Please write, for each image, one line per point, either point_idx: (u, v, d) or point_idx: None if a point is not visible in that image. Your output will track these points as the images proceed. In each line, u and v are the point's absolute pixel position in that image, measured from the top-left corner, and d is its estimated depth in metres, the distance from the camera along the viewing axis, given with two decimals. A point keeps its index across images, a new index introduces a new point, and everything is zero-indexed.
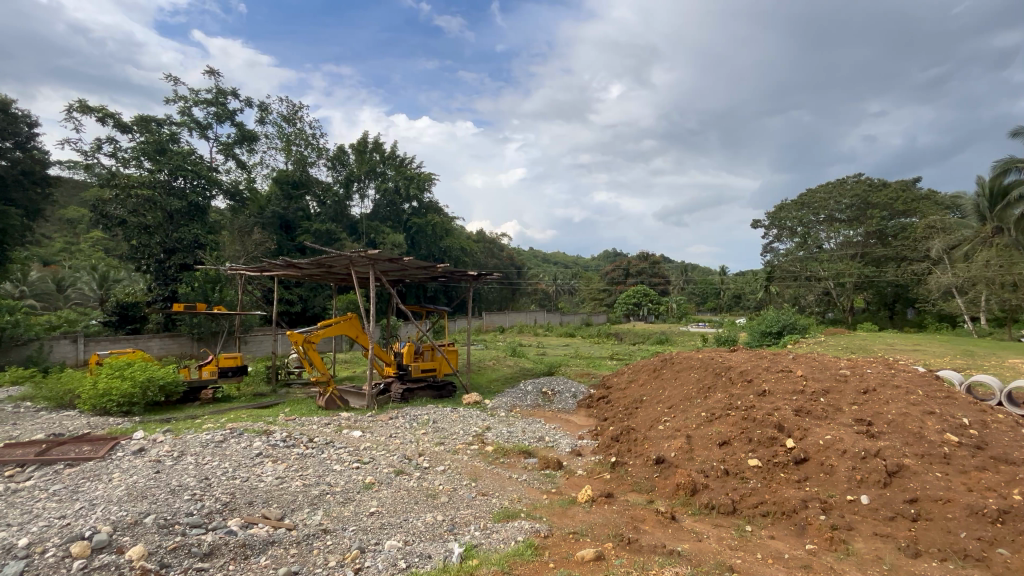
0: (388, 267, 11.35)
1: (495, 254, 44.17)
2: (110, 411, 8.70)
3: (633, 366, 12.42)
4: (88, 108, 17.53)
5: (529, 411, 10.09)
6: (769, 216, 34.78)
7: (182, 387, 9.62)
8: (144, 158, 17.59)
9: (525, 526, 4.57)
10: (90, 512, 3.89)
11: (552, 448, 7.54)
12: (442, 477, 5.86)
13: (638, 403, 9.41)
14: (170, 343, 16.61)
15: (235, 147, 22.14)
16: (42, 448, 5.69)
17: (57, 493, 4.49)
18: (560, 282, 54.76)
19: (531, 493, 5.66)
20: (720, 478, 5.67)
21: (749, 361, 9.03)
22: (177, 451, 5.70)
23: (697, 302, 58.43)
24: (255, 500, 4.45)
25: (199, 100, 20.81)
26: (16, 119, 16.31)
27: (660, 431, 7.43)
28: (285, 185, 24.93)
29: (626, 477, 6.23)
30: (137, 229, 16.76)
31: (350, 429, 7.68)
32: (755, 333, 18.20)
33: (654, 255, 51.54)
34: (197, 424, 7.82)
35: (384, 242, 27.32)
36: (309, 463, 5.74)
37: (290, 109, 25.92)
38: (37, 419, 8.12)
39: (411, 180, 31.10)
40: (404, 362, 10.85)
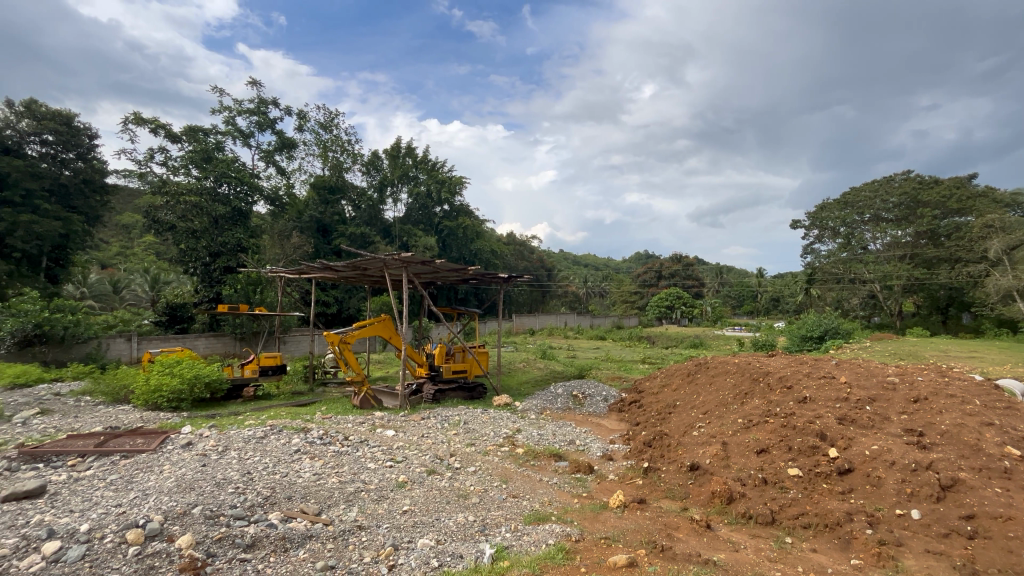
0: (420, 270, 11.54)
1: (526, 256, 44.20)
2: (161, 406, 9.18)
3: (667, 370, 12.16)
4: (142, 120, 18.60)
5: (559, 414, 10.05)
6: (809, 216, 33.58)
7: (225, 384, 10.07)
8: (192, 166, 18.51)
9: (556, 530, 4.55)
10: (143, 502, 4.12)
11: (582, 452, 7.49)
12: (474, 478, 5.92)
13: (671, 408, 9.22)
14: (215, 343, 17.38)
15: (276, 154, 22.98)
16: (101, 440, 6.06)
17: (114, 482, 4.78)
18: (590, 285, 54.30)
19: (562, 497, 5.63)
20: (759, 487, 5.49)
21: (788, 366, 8.71)
22: (222, 445, 5.97)
23: (732, 305, 56.80)
24: (294, 495, 4.60)
25: (242, 110, 21.73)
26: (78, 131, 17.48)
27: (694, 437, 7.26)
28: (322, 190, 25.66)
29: (659, 483, 6.12)
30: (185, 233, 17.62)
31: (384, 428, 7.82)
32: (795, 338, 17.51)
33: (688, 257, 50.44)
34: (239, 421, 8.17)
35: (416, 245, 27.83)
36: (345, 461, 5.90)
37: (327, 117, 26.69)
38: (96, 413, 8.67)
39: (442, 184, 31.53)
40: (436, 363, 10.99)
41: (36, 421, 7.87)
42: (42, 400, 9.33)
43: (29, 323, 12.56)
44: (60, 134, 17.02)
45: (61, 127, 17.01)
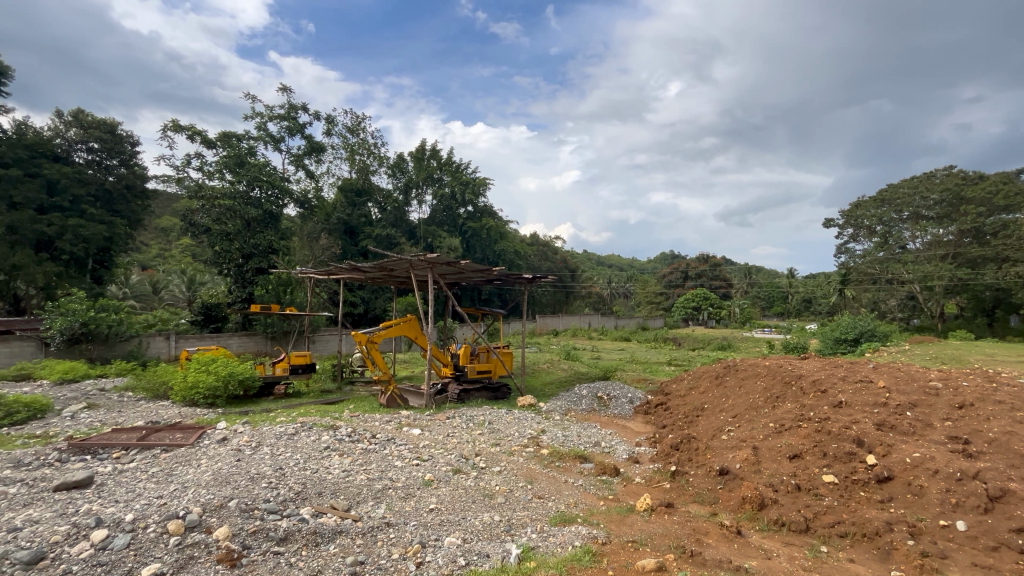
0: (445, 271, 11.64)
1: (549, 257, 44.04)
2: (197, 402, 9.53)
3: (693, 373, 11.95)
4: (180, 127, 19.33)
5: (584, 416, 9.98)
6: (843, 214, 32.48)
7: (258, 381, 10.37)
8: (226, 171, 19.14)
9: (583, 532, 4.52)
10: (183, 494, 4.28)
11: (608, 454, 7.42)
12: (499, 478, 5.94)
13: (699, 411, 9.04)
14: (247, 342, 17.93)
15: (305, 158, 23.55)
16: (143, 434, 6.32)
17: (155, 475, 4.98)
18: (614, 286, 53.78)
19: (588, 498, 5.59)
20: (792, 494, 5.33)
21: (822, 370, 8.43)
22: (255, 441, 6.15)
23: (761, 306, 55.31)
24: (324, 491, 4.71)
25: (273, 115, 22.36)
26: (121, 139, 18.31)
27: (723, 440, 7.10)
28: (349, 192, 26.15)
29: (687, 487, 6.01)
30: (219, 236, 18.23)
31: (410, 427, 7.93)
32: (828, 340, 16.95)
33: (715, 257, 49.41)
34: (271, 417, 8.40)
35: (440, 246, 28.11)
36: (372, 458, 6.01)
37: (354, 121, 27.20)
38: (138, 408, 9.06)
39: (466, 185, 31.74)
40: (461, 363, 11.07)
41: (83, 415, 8.26)
42: (89, 395, 9.81)
43: (76, 321, 13.28)
44: (104, 141, 17.88)
45: (105, 135, 17.88)
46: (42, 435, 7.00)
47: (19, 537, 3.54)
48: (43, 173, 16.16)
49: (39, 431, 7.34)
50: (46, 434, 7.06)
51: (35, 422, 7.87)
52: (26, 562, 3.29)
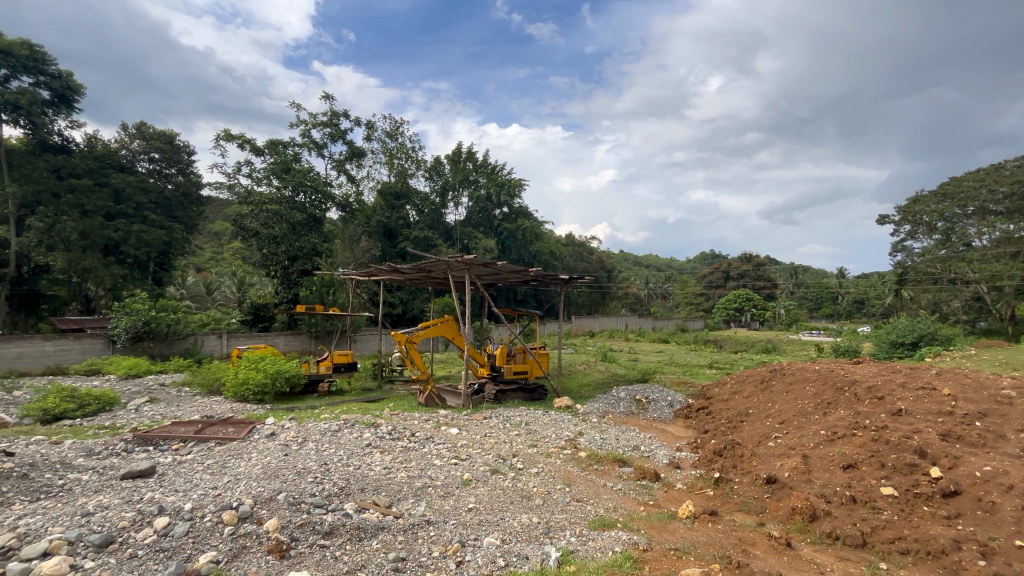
0: (482, 272, 11.73)
1: (585, 257, 43.59)
2: (248, 398, 10.00)
3: (737, 376, 11.53)
4: (231, 136, 20.34)
5: (622, 419, 9.80)
6: (900, 210, 30.60)
7: (303, 379, 10.76)
8: (273, 176, 19.98)
9: (623, 537, 4.44)
10: (235, 486, 4.48)
11: (647, 458, 7.27)
12: (537, 480, 5.91)
13: (743, 416, 8.72)
14: (293, 341, 18.68)
15: (346, 163, 24.28)
16: (199, 428, 6.70)
17: (210, 466, 5.25)
18: (652, 286, 52.75)
19: (627, 503, 5.49)
20: (846, 506, 5.05)
21: (879, 375, 7.95)
22: (301, 437, 6.38)
23: (809, 308, 52.89)
24: (366, 487, 4.82)
25: (317, 123, 23.18)
26: (178, 149, 19.51)
27: (770, 447, 6.82)
28: (388, 196, 26.78)
29: (731, 495, 5.80)
30: (267, 239, 19.06)
31: (448, 426, 8.04)
32: (883, 344, 16.00)
33: (759, 257, 47.60)
34: (316, 414, 8.72)
35: (476, 248, 28.39)
36: (412, 456, 6.11)
37: (392, 126, 27.83)
38: (194, 403, 9.59)
39: (502, 187, 31.86)
40: (498, 363, 11.11)
41: (146, 408, 8.82)
42: (150, 390, 10.46)
43: (139, 321, 14.23)
44: (164, 152, 19.12)
45: (164, 146, 19.14)
46: (110, 427, 7.53)
47: (92, 521, 3.81)
48: (110, 182, 17.32)
49: (108, 422, 7.90)
50: (114, 426, 7.58)
51: (104, 414, 8.47)
52: (98, 545, 3.54)
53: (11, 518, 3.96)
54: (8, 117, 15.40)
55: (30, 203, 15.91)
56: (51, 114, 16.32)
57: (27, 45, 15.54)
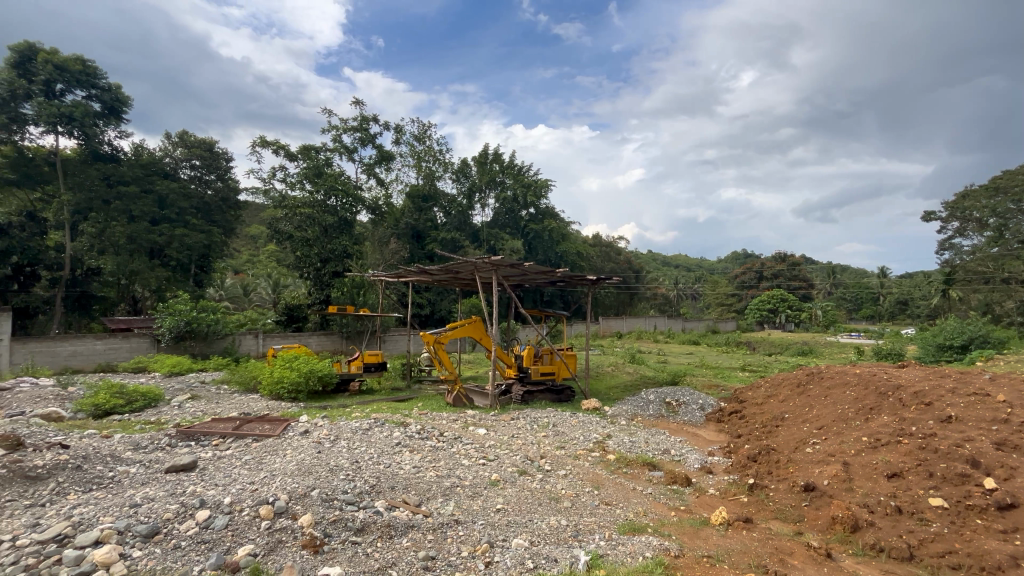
0: (509, 273, 11.74)
1: (613, 257, 43.09)
2: (283, 396, 10.31)
3: (772, 379, 11.16)
4: (266, 143, 21.02)
5: (651, 422, 9.63)
6: (947, 206, 29.14)
7: (335, 378, 11.01)
8: (306, 181, 20.56)
9: (653, 543, 4.36)
10: (272, 482, 4.63)
11: (678, 462, 7.12)
12: (565, 482, 5.87)
13: (779, 420, 8.45)
14: (325, 340, 19.17)
15: (376, 167, 24.75)
16: (237, 424, 6.94)
17: (248, 462, 5.44)
18: (682, 287, 51.72)
19: (658, 508, 5.38)
20: (891, 517, 4.81)
21: (926, 379, 7.57)
22: (333, 434, 6.53)
23: (848, 309, 50.78)
24: (396, 486, 4.89)
25: (347, 128, 23.72)
26: (217, 156, 20.31)
27: (808, 454, 6.58)
28: (417, 198, 27.16)
29: (767, 502, 5.60)
30: (300, 241, 19.62)
31: (476, 427, 8.08)
32: (929, 347, 15.21)
33: (794, 256, 46.02)
34: (347, 412, 8.91)
35: (503, 249, 28.49)
36: (441, 455, 6.18)
37: (420, 129, 28.20)
38: (232, 400, 9.95)
39: (528, 188, 31.84)
40: (525, 364, 11.09)
41: (188, 405, 9.21)
42: (192, 387, 10.90)
43: (181, 321, 14.87)
44: (204, 159, 19.95)
45: (205, 153, 19.99)
46: (156, 422, 7.88)
47: (139, 513, 3.98)
48: (156, 189, 18.17)
49: (154, 417, 8.30)
50: (159, 421, 7.94)
51: (150, 410, 8.87)
52: (144, 535, 3.72)
53: (67, 506, 4.19)
54: (64, 129, 16.30)
55: (83, 209, 16.84)
56: (101, 125, 17.18)
57: (81, 61, 16.45)
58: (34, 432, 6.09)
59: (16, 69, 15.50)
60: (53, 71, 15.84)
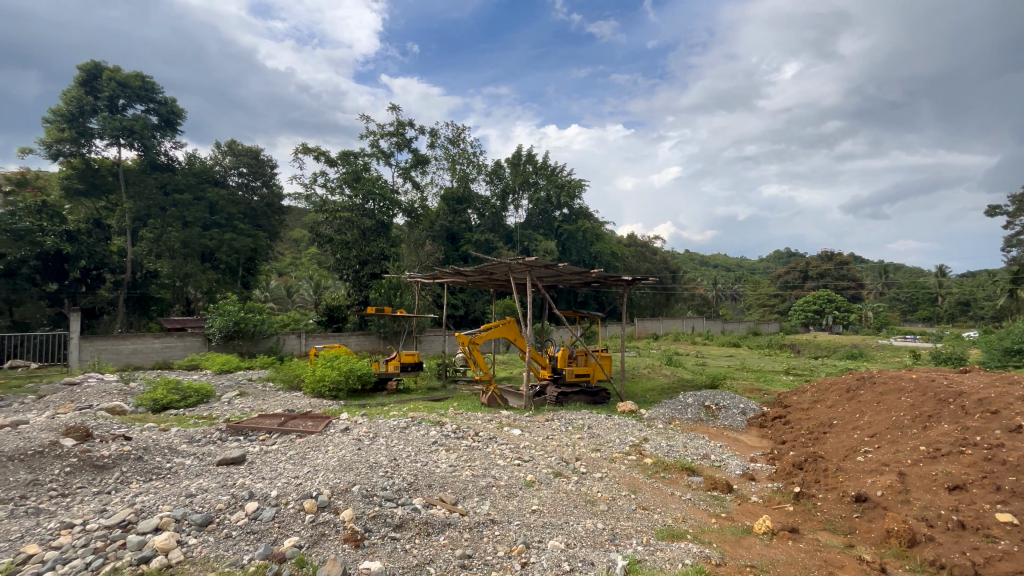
0: (543, 273, 11.68)
1: (648, 257, 42.28)
2: (324, 394, 10.65)
3: (819, 384, 10.66)
4: (308, 149, 21.78)
5: (690, 426, 9.38)
6: (1016, 199, 27.02)
7: (373, 377, 11.28)
8: (345, 186, 21.18)
9: (693, 550, 4.26)
10: (314, 476, 4.79)
11: (719, 468, 6.91)
12: (601, 485, 5.81)
13: (826, 427, 8.06)
14: (364, 340, 19.71)
15: (412, 170, 25.24)
16: (282, 420, 7.22)
17: (292, 457, 5.66)
18: (721, 288, 50.20)
19: (697, 514, 5.25)
20: (953, 532, 4.51)
21: (992, 386, 7.06)
22: (372, 432, 6.70)
23: (902, 310, 47.91)
24: (433, 484, 4.96)
25: (384, 133, 24.30)
26: (263, 164, 21.27)
27: (859, 463, 6.25)
28: (451, 201, 27.51)
29: (814, 512, 5.36)
30: (340, 244, 20.27)
31: (511, 427, 8.11)
32: (995, 351, 14.15)
33: (842, 255, 43.84)
34: (385, 411, 9.11)
35: (537, 250, 28.50)
36: (476, 455, 6.23)
37: (454, 132, 28.51)
38: (277, 397, 10.37)
39: (562, 188, 31.67)
40: (559, 365, 11.04)
41: (237, 401, 9.65)
42: (241, 384, 11.42)
43: (230, 321, 15.62)
44: (251, 166, 20.93)
45: (251, 161, 20.97)
46: (208, 417, 8.32)
47: (194, 502, 4.22)
48: (207, 196, 19.19)
49: (206, 412, 8.74)
50: (211, 416, 8.38)
51: (202, 405, 9.37)
52: (199, 524, 3.93)
53: (130, 494, 4.48)
54: (125, 141, 17.43)
55: (143, 216, 17.94)
56: (159, 137, 18.33)
57: (140, 77, 17.54)
58: (101, 424, 6.55)
59: (84, 87, 16.71)
60: (115, 88, 16.99)
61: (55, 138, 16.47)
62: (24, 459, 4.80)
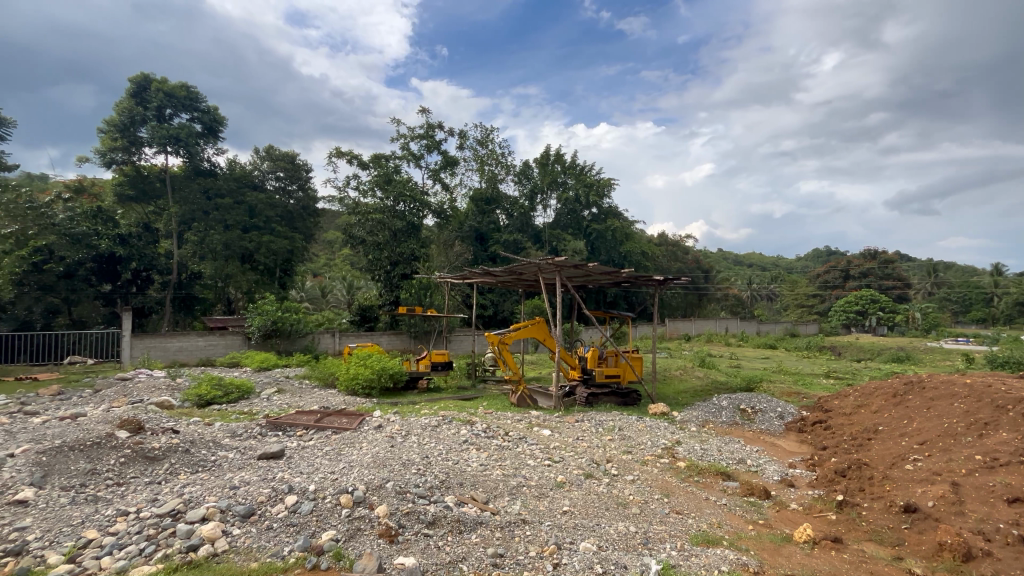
0: (573, 273, 11.59)
1: (680, 257, 41.42)
2: (358, 392, 10.90)
3: (862, 387, 10.21)
4: (342, 153, 22.31)
5: (725, 430, 9.14)
6: None
7: (404, 376, 11.46)
8: (377, 188, 21.60)
9: (730, 556, 4.16)
10: (350, 472, 4.92)
11: (755, 473, 6.72)
12: (632, 488, 5.72)
13: (871, 433, 7.71)
14: (395, 340, 20.08)
15: (441, 172, 25.53)
16: (318, 417, 7.43)
17: (328, 453, 5.82)
18: (756, 288, 48.73)
19: (734, 520, 5.11)
20: (1014, 547, 4.24)
21: None
22: (404, 430, 6.81)
23: (953, 311, 45.37)
24: (464, 482, 5.00)
25: (414, 136, 24.65)
26: (299, 168, 21.98)
27: (908, 471, 5.95)
28: (480, 202, 27.71)
29: (859, 522, 5.14)
30: (372, 246, 20.71)
31: (541, 427, 8.09)
32: None
33: (887, 253, 41.84)
34: (416, 409, 9.25)
35: (565, 250, 28.39)
36: (507, 455, 6.26)
37: (483, 133, 28.64)
38: (313, 394, 10.67)
39: (591, 188, 31.37)
40: (589, 366, 10.95)
41: (275, 398, 9.98)
42: (279, 381, 11.83)
43: (269, 321, 16.20)
44: (287, 170, 21.66)
45: (288, 166, 21.69)
46: (248, 412, 8.65)
47: (238, 494, 4.39)
48: (246, 200, 19.95)
49: (247, 408, 9.09)
50: (251, 411, 8.70)
51: (243, 401, 9.72)
52: (242, 515, 4.09)
53: (178, 485, 4.71)
54: (172, 148, 18.28)
55: (188, 220, 18.84)
56: (202, 144, 19.16)
57: (185, 87, 18.37)
58: (151, 418, 6.90)
59: (134, 99, 17.65)
60: (162, 98, 17.84)
61: (109, 147, 17.49)
62: (83, 449, 5.10)
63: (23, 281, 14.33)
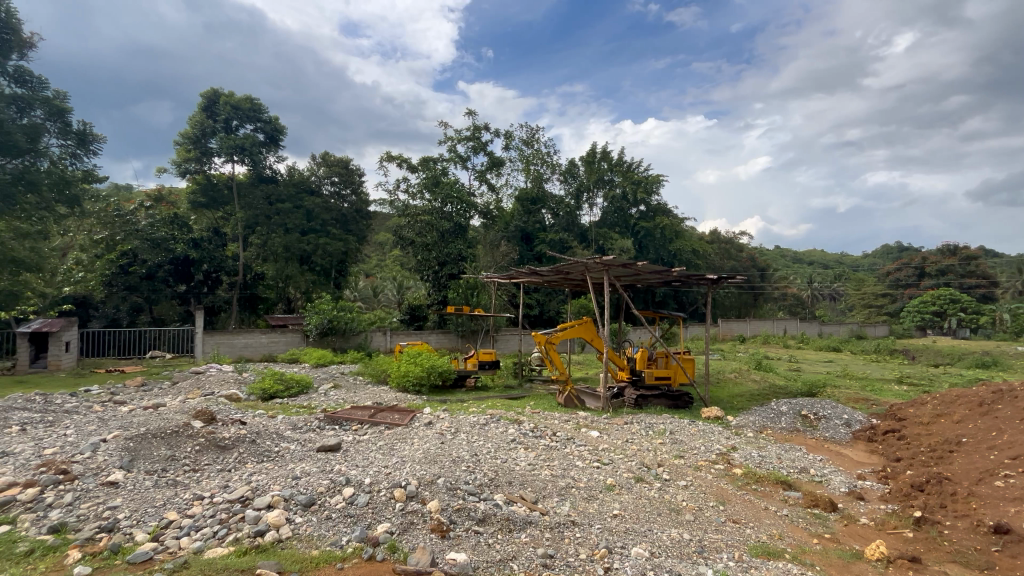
0: (622, 273, 11.39)
1: (733, 255, 39.70)
2: (408, 389, 11.17)
3: (941, 395, 9.38)
4: (392, 157, 22.99)
5: (784, 436, 8.67)
6: None
7: (453, 374, 11.65)
8: (425, 190, 22.15)
9: (793, 572, 3.95)
10: (403, 467, 5.06)
11: (820, 484, 6.33)
12: (686, 493, 5.55)
13: (953, 445, 7.06)
14: (444, 338, 20.45)
15: (487, 173, 25.78)
16: (371, 412, 7.71)
17: (382, 447, 6.03)
18: (818, 287, 45.95)
19: (797, 533, 4.84)
20: None
21: None
22: (453, 427, 6.94)
23: None
24: (513, 481, 5.03)
25: (461, 138, 25.04)
26: (352, 173, 22.88)
27: (997, 488, 5.42)
28: (525, 201, 27.75)
29: (941, 541, 4.73)
30: (420, 247, 21.18)
31: (589, 428, 8.00)
32: None
33: (969, 249, 38.30)
34: (465, 407, 9.38)
35: (613, 248, 27.90)
36: (555, 455, 6.23)
37: (528, 133, 28.66)
38: (366, 390, 11.06)
39: (639, 185, 30.60)
40: (638, 367, 10.71)
41: (331, 393, 10.44)
42: (335, 377, 12.37)
43: (325, 319, 16.97)
44: (341, 175, 22.59)
45: (342, 170, 22.63)
46: (308, 406, 9.10)
47: (300, 483, 4.63)
48: (304, 205, 20.98)
49: (306, 402, 9.57)
50: (310, 405, 9.14)
51: (303, 395, 10.23)
52: (303, 504, 4.30)
53: (247, 473, 5.03)
54: (238, 158, 19.52)
55: (251, 224, 20.02)
56: (265, 152, 20.30)
57: (249, 100, 19.55)
58: (222, 410, 7.39)
59: (205, 112, 19.04)
60: (230, 111, 19.11)
61: (184, 158, 19.04)
62: (164, 437, 5.54)
63: (111, 282, 16.12)
